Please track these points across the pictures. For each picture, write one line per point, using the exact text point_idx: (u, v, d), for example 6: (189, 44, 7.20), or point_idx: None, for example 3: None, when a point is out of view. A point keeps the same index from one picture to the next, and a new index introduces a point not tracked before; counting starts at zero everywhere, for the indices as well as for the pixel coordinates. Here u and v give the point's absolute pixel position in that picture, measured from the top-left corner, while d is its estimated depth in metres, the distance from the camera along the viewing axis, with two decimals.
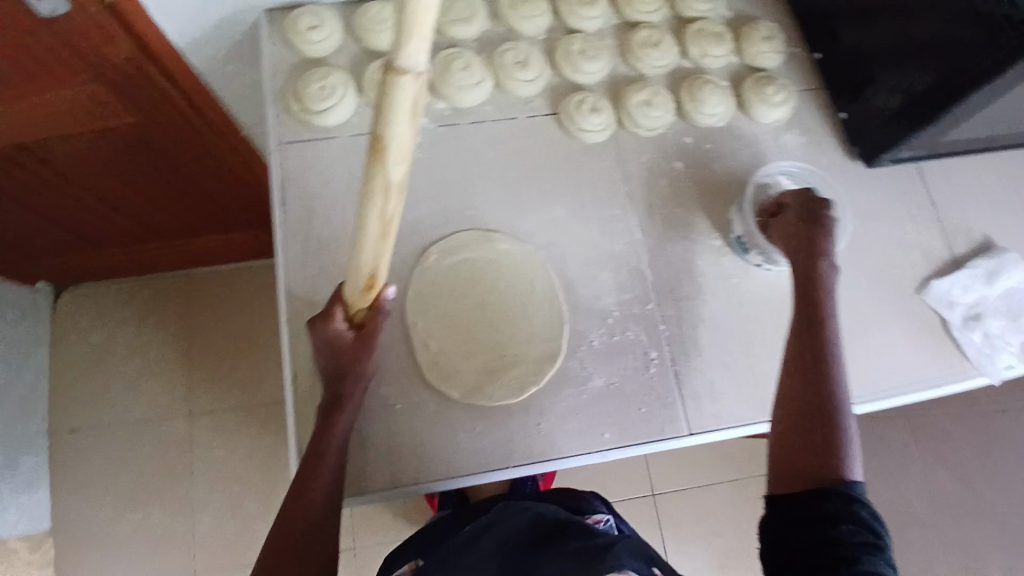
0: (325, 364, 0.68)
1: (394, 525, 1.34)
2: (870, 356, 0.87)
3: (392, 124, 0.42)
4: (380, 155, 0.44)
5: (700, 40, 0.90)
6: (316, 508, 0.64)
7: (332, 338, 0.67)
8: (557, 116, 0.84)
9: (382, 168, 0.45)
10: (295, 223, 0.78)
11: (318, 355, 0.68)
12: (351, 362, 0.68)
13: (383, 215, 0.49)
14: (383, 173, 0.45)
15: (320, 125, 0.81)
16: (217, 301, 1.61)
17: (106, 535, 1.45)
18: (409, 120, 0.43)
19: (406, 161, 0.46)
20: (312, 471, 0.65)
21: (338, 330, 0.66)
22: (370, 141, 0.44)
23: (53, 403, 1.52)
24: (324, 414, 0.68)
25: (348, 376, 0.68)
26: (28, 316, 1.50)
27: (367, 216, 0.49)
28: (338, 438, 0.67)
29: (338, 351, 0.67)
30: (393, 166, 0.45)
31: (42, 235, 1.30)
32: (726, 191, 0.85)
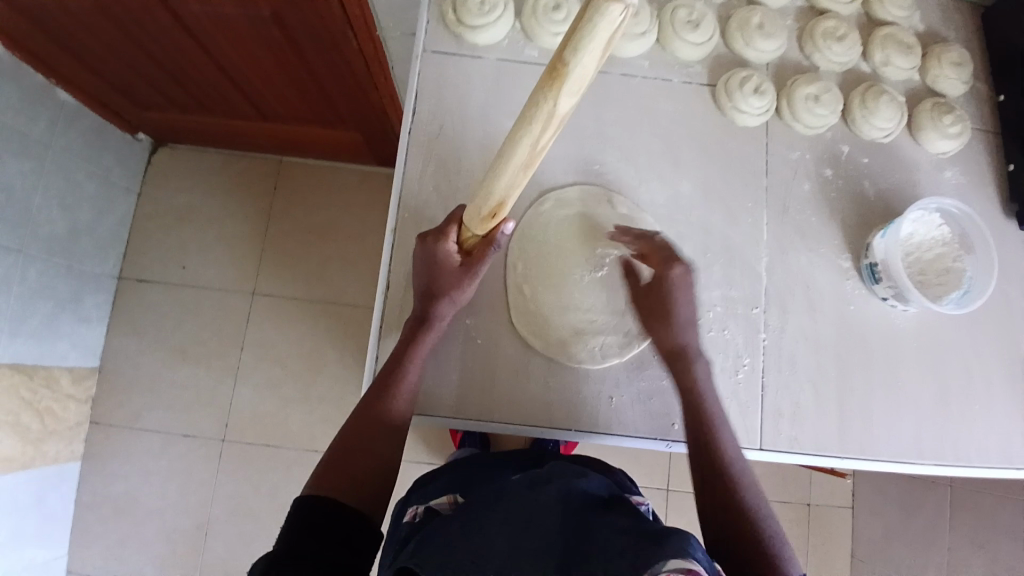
0: (422, 280, 0.68)
1: (415, 447, 1.37)
2: (973, 420, 0.77)
3: (585, 47, 0.35)
4: (557, 84, 0.37)
5: (886, 46, 0.82)
6: (386, 417, 0.65)
7: (439, 257, 0.66)
8: (714, 89, 0.80)
9: (552, 97, 0.38)
10: (424, 134, 0.77)
11: (419, 270, 0.68)
12: (450, 286, 0.67)
13: (529, 149, 0.43)
14: (550, 104, 0.38)
15: (472, 40, 0.79)
16: (301, 191, 1.64)
17: (153, 383, 1.54)
18: (602, 51, 0.36)
19: (580, 97, 0.38)
20: (391, 379, 0.66)
21: (448, 251, 0.66)
22: (550, 63, 0.37)
23: (129, 248, 1.60)
24: (412, 329, 0.68)
25: (443, 298, 0.68)
26: (127, 162, 1.56)
27: (512, 147, 0.43)
28: (421, 356, 0.68)
29: (440, 271, 0.66)
30: (563, 100, 0.38)
31: (155, 86, 1.33)
32: (868, 212, 0.79)
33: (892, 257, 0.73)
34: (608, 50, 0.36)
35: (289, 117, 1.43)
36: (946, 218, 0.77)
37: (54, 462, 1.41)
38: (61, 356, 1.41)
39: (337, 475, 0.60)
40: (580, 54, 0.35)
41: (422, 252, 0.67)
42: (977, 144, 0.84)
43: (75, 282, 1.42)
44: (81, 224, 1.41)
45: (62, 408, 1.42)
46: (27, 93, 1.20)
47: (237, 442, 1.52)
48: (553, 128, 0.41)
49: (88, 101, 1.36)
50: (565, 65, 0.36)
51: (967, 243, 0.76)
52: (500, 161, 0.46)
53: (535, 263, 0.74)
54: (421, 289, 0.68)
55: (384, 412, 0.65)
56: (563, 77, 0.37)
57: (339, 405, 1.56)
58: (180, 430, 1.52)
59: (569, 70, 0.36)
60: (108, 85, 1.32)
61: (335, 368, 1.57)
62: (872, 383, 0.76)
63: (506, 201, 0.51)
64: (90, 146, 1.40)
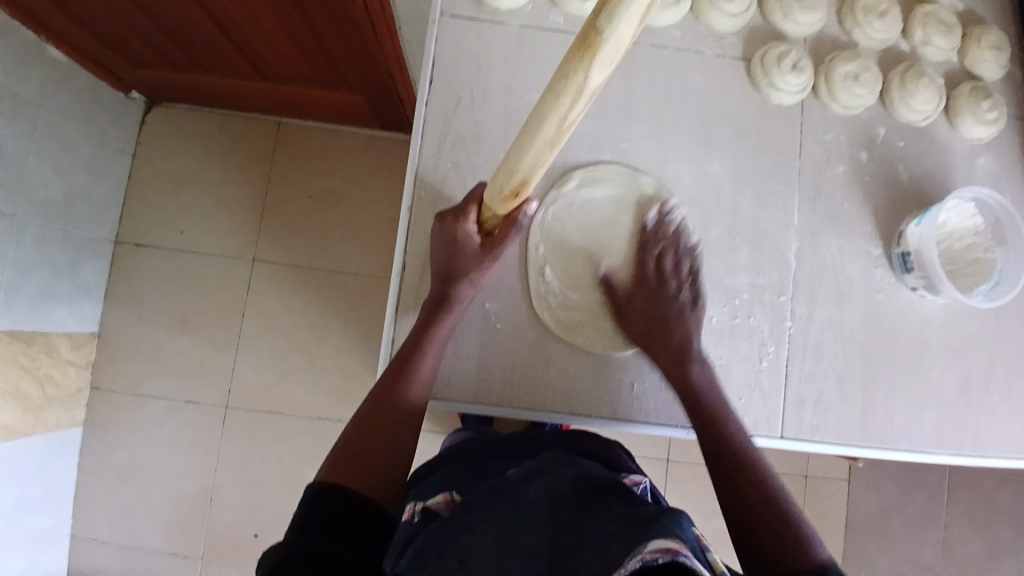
0: (440, 262, 0.65)
1: None
2: (992, 411, 0.76)
3: (621, 13, 0.32)
4: (591, 53, 0.34)
5: (927, 25, 0.77)
6: (404, 403, 0.63)
7: (458, 237, 0.64)
8: (749, 63, 0.76)
9: (585, 68, 0.35)
10: (441, 105, 0.73)
11: (437, 251, 0.65)
12: (469, 267, 0.64)
13: (555, 127, 0.40)
14: (581, 76, 0.35)
15: (494, 4, 0.74)
16: (302, 155, 1.58)
17: (154, 350, 1.53)
18: (641, 13, 0.32)
19: (614, 66, 0.35)
20: (410, 365, 0.64)
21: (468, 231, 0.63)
22: (582, 30, 0.34)
23: (125, 212, 1.55)
24: (429, 312, 0.66)
25: (463, 280, 0.65)
26: (121, 122, 1.49)
27: (536, 123, 0.40)
28: (440, 340, 0.66)
29: (459, 252, 0.64)
30: (596, 71, 0.35)
31: (148, 42, 1.26)
32: (901, 198, 0.76)
33: (928, 247, 0.70)
34: (647, 16, 0.32)
35: (291, 77, 1.37)
36: (979, 207, 0.74)
37: (55, 429, 1.40)
38: (59, 323, 1.38)
39: (356, 465, 0.58)
40: (616, 20, 0.32)
41: (441, 232, 0.65)
42: (1014, 127, 0.81)
43: (71, 248, 1.38)
44: (77, 187, 1.37)
45: (61, 375, 1.41)
46: (18, 48, 1.15)
47: (240, 411, 1.52)
48: (584, 102, 0.38)
49: (77, 57, 1.29)
50: (599, 33, 0.33)
51: (999, 234, 0.73)
52: (524, 138, 0.43)
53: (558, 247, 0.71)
54: (439, 270, 0.65)
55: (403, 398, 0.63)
56: (597, 46, 0.33)
57: (342, 375, 1.55)
58: (182, 398, 1.52)
59: (603, 39, 0.33)
60: (97, 40, 1.25)
61: (338, 338, 1.55)
62: (895, 374, 0.75)
63: (530, 180, 0.47)
64: (82, 106, 1.33)
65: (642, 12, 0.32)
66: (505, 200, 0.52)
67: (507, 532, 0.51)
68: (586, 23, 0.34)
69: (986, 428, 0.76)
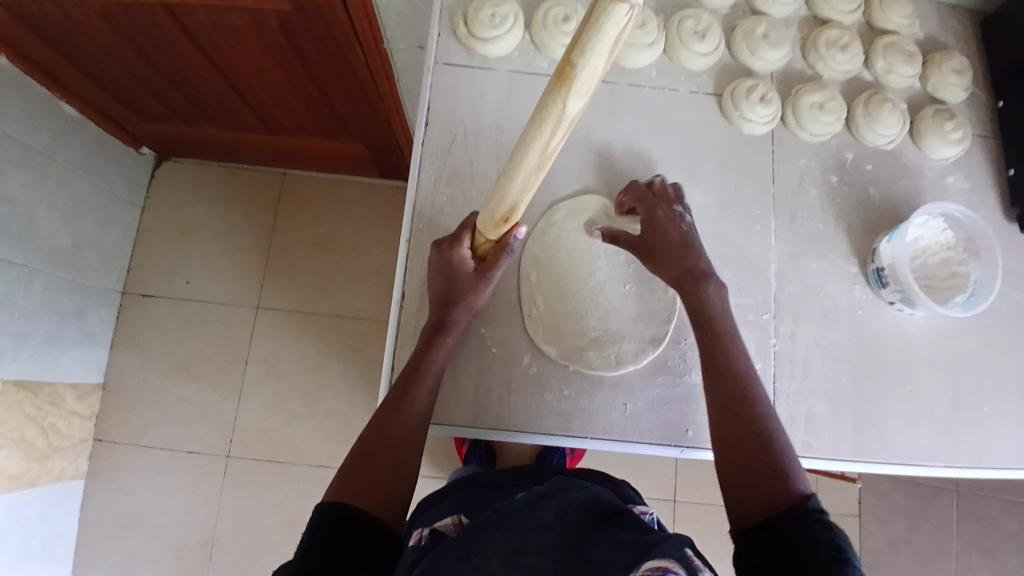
0: (438, 287, 0.69)
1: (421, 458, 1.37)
2: (982, 422, 0.77)
3: (590, 48, 0.35)
4: (567, 85, 0.37)
5: (888, 55, 0.83)
6: (404, 424, 0.65)
7: (454, 262, 0.68)
8: (720, 98, 0.81)
9: (561, 99, 0.38)
10: (437, 144, 0.78)
11: (434, 276, 0.69)
12: (464, 290, 0.68)
13: (542, 150, 0.43)
14: (559, 106, 0.38)
15: (483, 52, 0.80)
16: (306, 204, 1.65)
17: (158, 398, 1.54)
18: (610, 49, 0.35)
19: (589, 97, 0.38)
20: (410, 388, 0.66)
21: (463, 256, 0.67)
22: (559, 64, 0.37)
23: (133, 263, 1.60)
24: (428, 335, 0.69)
25: (459, 304, 0.68)
26: (132, 176, 1.56)
27: (524, 147, 0.43)
28: (440, 362, 0.68)
29: (455, 276, 0.68)
30: (573, 102, 0.38)
31: (161, 98, 1.34)
32: (874, 219, 0.80)
33: (901, 262, 0.73)
34: (616, 51, 0.35)
35: (294, 129, 1.44)
36: (950, 223, 0.77)
37: (58, 480, 1.40)
38: (65, 372, 1.40)
39: (358, 487, 0.59)
40: (588, 55, 0.35)
41: (437, 259, 0.69)
42: (978, 149, 0.86)
43: (79, 297, 1.42)
44: (85, 238, 1.42)
45: (66, 424, 1.42)
46: (32, 103, 1.22)
47: (242, 457, 1.52)
48: (563, 130, 0.41)
49: (91, 112, 1.37)
50: (573, 67, 0.36)
51: (972, 247, 0.77)
52: (511, 164, 0.46)
53: (551, 275, 0.75)
54: (436, 295, 0.69)
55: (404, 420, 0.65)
56: (573, 78, 0.37)
57: (344, 418, 1.55)
58: (185, 446, 1.52)
59: (577, 72, 0.36)
60: (110, 96, 1.33)
61: (340, 380, 1.56)
62: (883, 388, 0.76)
63: (518, 204, 0.51)
64: (94, 159, 1.40)
65: (612, 47, 0.35)
66: (495, 224, 0.56)
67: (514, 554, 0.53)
68: (562, 58, 0.37)
69: (977, 441, 0.77)
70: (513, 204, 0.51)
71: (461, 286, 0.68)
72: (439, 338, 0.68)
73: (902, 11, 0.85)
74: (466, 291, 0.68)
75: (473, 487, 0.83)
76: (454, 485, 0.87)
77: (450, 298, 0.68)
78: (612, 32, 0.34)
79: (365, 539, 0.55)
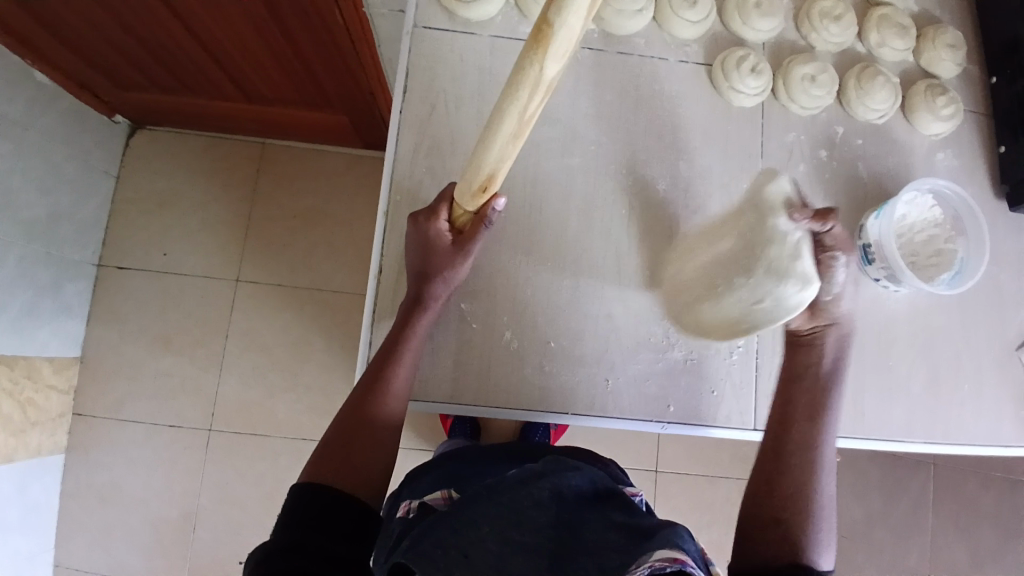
0: (415, 262, 0.67)
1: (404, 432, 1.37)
2: (961, 399, 0.78)
3: (567, 6, 0.34)
4: (544, 45, 0.36)
5: (882, 26, 0.81)
6: (380, 401, 0.64)
7: (430, 236, 0.65)
8: (710, 68, 0.79)
9: (539, 61, 0.37)
10: (416, 112, 0.75)
11: (411, 250, 0.67)
12: (441, 263, 0.66)
13: (519, 120, 0.41)
14: (537, 69, 0.37)
15: (466, 16, 0.77)
16: (287, 176, 1.60)
17: (137, 372, 1.51)
18: (587, 9, 0.34)
19: (567, 61, 0.38)
20: (388, 365, 0.65)
21: (439, 229, 0.65)
22: (535, 25, 0.36)
23: (108, 234, 1.55)
24: (406, 310, 0.67)
25: (438, 278, 0.67)
26: (106, 145, 1.51)
27: (498, 118, 0.42)
28: (418, 338, 0.67)
29: (432, 250, 0.65)
30: (551, 64, 0.37)
31: (134, 66, 1.29)
32: (862, 195, 0.79)
33: (887, 238, 0.73)
34: (594, 10, 0.35)
35: (276, 100, 1.40)
36: (938, 200, 0.77)
37: (36, 454, 1.38)
38: (41, 346, 1.37)
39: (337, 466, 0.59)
40: (565, 13, 0.34)
41: (414, 233, 0.67)
42: (968, 126, 0.85)
43: (54, 269, 1.38)
44: (60, 209, 1.37)
45: (43, 399, 1.39)
46: (9, 73, 1.18)
47: (224, 431, 1.50)
48: (542, 96, 0.40)
49: (64, 82, 1.31)
50: (550, 26, 0.35)
51: (959, 224, 0.77)
52: (489, 133, 0.44)
53: (525, 239, 0.74)
54: (414, 270, 0.67)
55: (381, 396, 0.64)
56: (550, 38, 0.36)
57: (328, 393, 1.54)
58: (165, 420, 1.50)
59: (554, 32, 0.35)
60: (84, 64, 1.28)
61: (323, 355, 1.55)
62: (864, 365, 0.77)
63: (496, 176, 0.49)
64: (67, 128, 1.35)
65: (589, 4, 0.34)
66: (472, 194, 0.54)
67: (514, 529, 0.51)
68: (539, 18, 0.36)
69: (953, 418, 0.77)
70: (488, 180, 0.50)
71: (438, 260, 0.65)
72: (417, 314, 0.67)
73: None
74: (444, 266, 0.66)
75: (455, 462, 0.82)
76: (437, 460, 0.87)
77: (427, 272, 0.66)
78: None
79: (340, 513, 0.55)
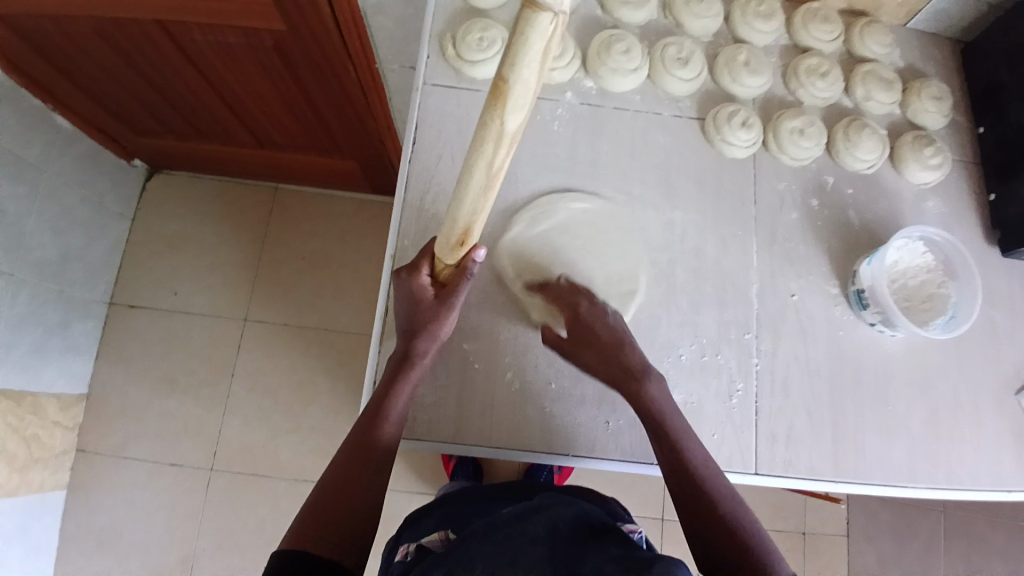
0: (406, 316, 0.68)
1: (407, 473, 1.37)
2: (962, 443, 0.78)
3: (518, 64, 0.36)
4: (502, 101, 0.38)
5: (867, 82, 0.86)
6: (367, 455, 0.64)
7: (414, 290, 0.67)
8: (703, 122, 0.83)
9: (499, 116, 0.39)
10: (423, 163, 0.79)
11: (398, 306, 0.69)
12: (427, 318, 0.67)
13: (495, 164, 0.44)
14: (498, 123, 0.40)
15: (472, 74, 0.82)
16: (297, 218, 1.65)
17: (141, 411, 1.52)
18: (538, 64, 0.36)
19: (526, 114, 0.40)
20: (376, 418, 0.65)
21: (422, 284, 0.68)
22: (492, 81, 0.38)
23: (120, 275, 1.60)
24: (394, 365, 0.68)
25: (424, 334, 0.67)
26: (122, 188, 1.57)
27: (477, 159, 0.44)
28: (409, 391, 0.67)
29: (418, 305, 0.67)
30: (511, 118, 0.40)
31: (153, 113, 1.36)
32: (853, 241, 0.82)
33: (880, 284, 0.75)
34: (546, 63, 0.36)
35: (286, 145, 1.45)
36: (929, 247, 0.79)
37: (39, 492, 1.38)
38: (48, 383, 1.39)
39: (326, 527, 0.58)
40: (517, 69, 0.36)
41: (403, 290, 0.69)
42: (956, 174, 0.88)
43: (65, 308, 1.42)
44: (74, 249, 1.42)
45: (48, 436, 1.40)
46: (26, 115, 1.24)
47: (225, 472, 1.50)
48: (507, 146, 0.43)
49: (84, 127, 1.38)
50: (505, 82, 0.37)
51: (950, 270, 0.78)
52: (462, 181, 0.47)
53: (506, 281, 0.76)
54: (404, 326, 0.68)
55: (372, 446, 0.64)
56: (506, 93, 0.38)
57: (331, 434, 1.54)
58: (167, 460, 1.50)
59: (509, 87, 0.37)
60: (103, 110, 1.35)
61: (327, 395, 1.56)
62: (863, 408, 0.77)
63: (474, 226, 0.52)
64: (85, 172, 1.41)
65: (541, 59, 0.36)
66: (452, 248, 0.56)
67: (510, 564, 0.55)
68: (495, 74, 0.38)
69: (954, 461, 0.77)
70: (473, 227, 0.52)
71: (424, 314, 0.67)
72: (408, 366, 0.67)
73: (880, 39, 0.88)
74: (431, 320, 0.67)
75: (459, 503, 0.83)
76: (442, 499, 0.88)
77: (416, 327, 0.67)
78: (540, 47, 0.36)
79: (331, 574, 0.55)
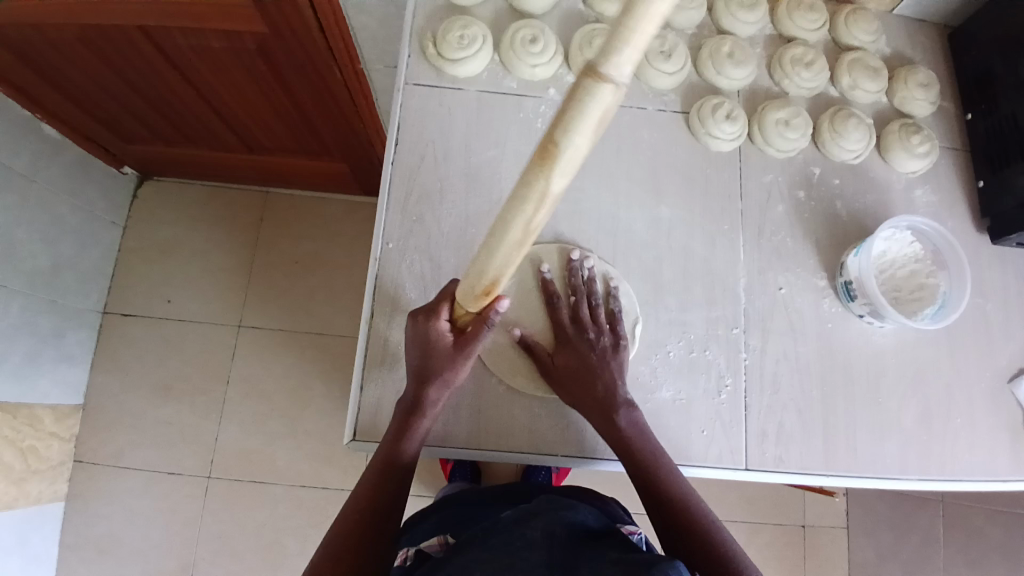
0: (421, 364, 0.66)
1: None
2: (955, 433, 0.78)
3: (573, 127, 0.33)
4: (549, 163, 0.35)
5: (854, 70, 0.85)
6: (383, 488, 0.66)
7: (431, 337, 0.64)
8: (688, 115, 0.82)
9: (543, 178, 0.36)
10: (406, 164, 0.78)
11: (412, 348, 0.66)
12: (443, 365, 0.65)
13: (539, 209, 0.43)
14: (542, 184, 0.36)
15: (453, 73, 0.81)
16: (288, 222, 1.64)
17: (138, 420, 1.52)
18: (595, 130, 0.33)
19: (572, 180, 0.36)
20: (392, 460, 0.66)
21: (440, 330, 0.64)
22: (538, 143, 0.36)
23: (113, 283, 1.59)
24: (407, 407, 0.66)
25: (436, 380, 0.66)
26: (112, 196, 1.56)
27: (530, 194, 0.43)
28: (418, 437, 0.67)
29: (432, 351, 0.65)
30: (556, 181, 0.36)
31: (140, 120, 1.35)
32: (842, 233, 0.81)
33: (867, 276, 0.74)
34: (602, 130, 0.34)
35: (276, 149, 1.45)
36: (918, 237, 0.78)
37: (36, 503, 1.37)
38: (43, 394, 1.38)
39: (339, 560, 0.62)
40: (571, 130, 0.33)
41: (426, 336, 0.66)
42: (945, 162, 0.87)
43: (58, 318, 1.41)
44: (65, 258, 1.41)
45: (44, 447, 1.39)
46: (17, 125, 1.24)
47: (222, 479, 1.49)
48: (547, 211, 0.39)
49: (72, 135, 1.38)
50: (556, 145, 0.34)
51: (940, 260, 0.78)
52: (491, 243, 0.43)
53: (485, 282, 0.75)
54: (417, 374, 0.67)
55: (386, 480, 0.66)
56: (554, 157, 0.35)
57: (327, 439, 1.53)
58: (164, 469, 1.50)
59: (560, 152, 0.34)
60: (89, 118, 1.34)
61: (322, 400, 1.55)
62: (854, 400, 0.77)
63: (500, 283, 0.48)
64: (75, 180, 1.41)
65: (595, 126, 0.33)
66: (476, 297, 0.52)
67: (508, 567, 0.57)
68: (544, 135, 0.35)
69: (947, 452, 0.77)
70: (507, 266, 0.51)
71: (439, 362, 0.65)
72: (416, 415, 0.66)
73: (867, 26, 0.87)
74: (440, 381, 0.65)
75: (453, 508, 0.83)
76: (439, 504, 0.88)
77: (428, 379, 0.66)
78: (592, 113, 0.34)
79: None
